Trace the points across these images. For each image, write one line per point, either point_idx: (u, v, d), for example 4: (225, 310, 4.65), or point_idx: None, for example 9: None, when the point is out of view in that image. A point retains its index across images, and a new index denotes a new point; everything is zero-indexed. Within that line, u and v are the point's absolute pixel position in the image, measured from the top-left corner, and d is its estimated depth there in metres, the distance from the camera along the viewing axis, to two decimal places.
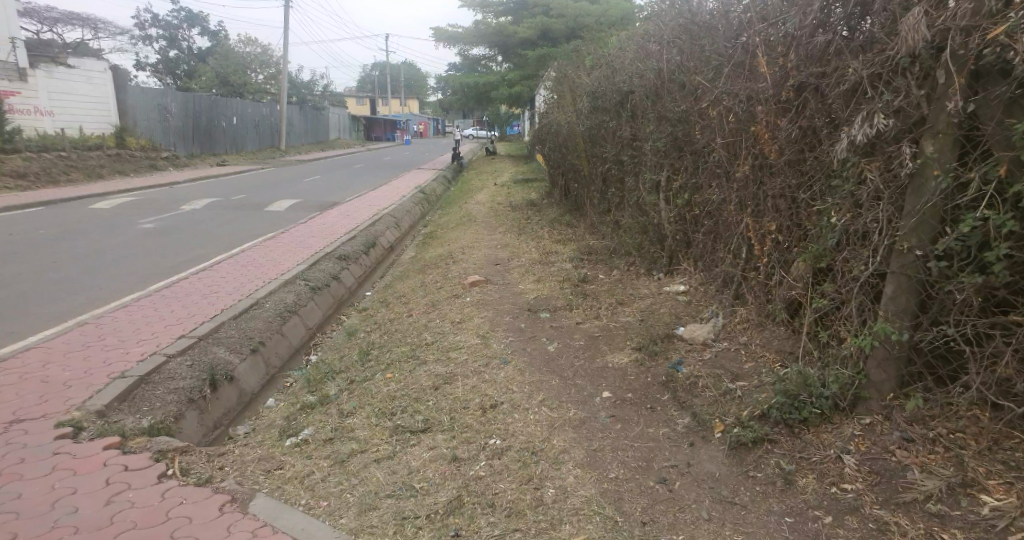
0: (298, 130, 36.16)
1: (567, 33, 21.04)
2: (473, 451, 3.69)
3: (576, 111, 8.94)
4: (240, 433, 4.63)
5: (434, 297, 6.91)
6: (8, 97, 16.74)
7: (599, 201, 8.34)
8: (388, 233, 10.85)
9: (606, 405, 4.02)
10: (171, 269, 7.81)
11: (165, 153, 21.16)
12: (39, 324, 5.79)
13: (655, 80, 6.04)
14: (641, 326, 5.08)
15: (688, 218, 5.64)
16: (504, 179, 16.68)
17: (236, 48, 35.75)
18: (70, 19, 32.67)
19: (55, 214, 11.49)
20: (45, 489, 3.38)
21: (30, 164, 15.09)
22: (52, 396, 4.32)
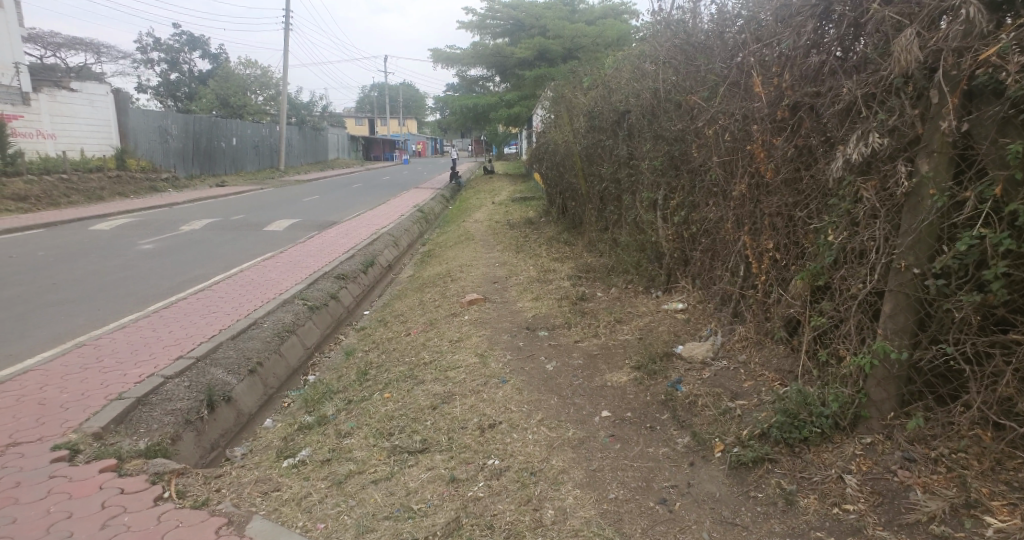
0: (297, 150, 36.35)
1: (564, 54, 21.21)
2: (471, 472, 3.65)
3: (573, 130, 9.00)
4: (237, 454, 4.58)
5: (432, 315, 6.89)
6: (10, 121, 16.71)
7: (597, 220, 8.37)
8: (387, 252, 10.86)
9: (605, 424, 4.00)
10: (169, 290, 7.77)
11: (165, 175, 21.22)
12: (38, 346, 5.76)
13: (652, 99, 6.07)
14: (640, 344, 5.07)
15: (686, 236, 5.65)
16: (503, 197, 16.73)
17: (236, 70, 36.06)
18: (73, 44, 33.08)
19: (56, 236, 11.48)
20: (41, 513, 3.33)
21: (31, 188, 15.11)
22: (50, 419, 4.29)
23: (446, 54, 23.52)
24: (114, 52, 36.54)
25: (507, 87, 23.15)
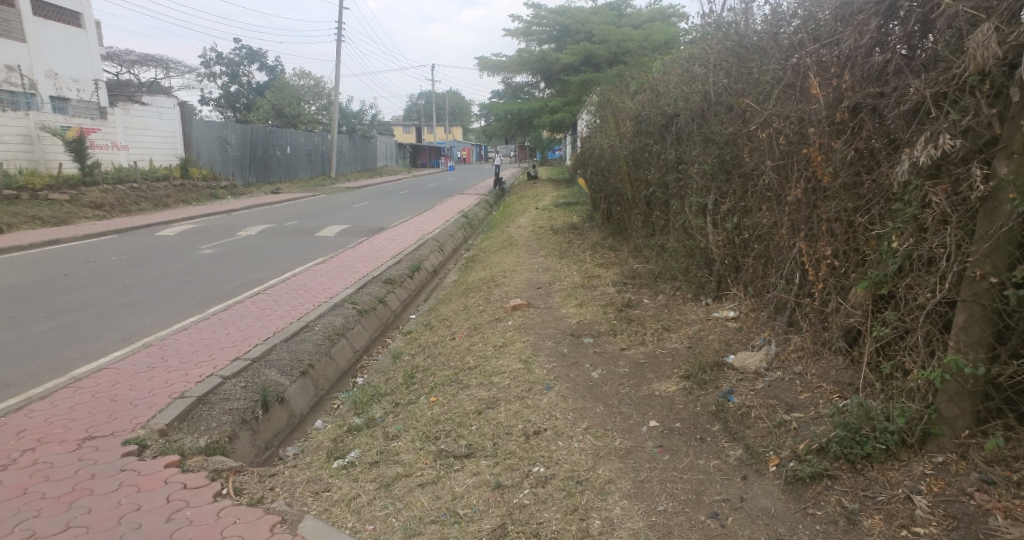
0: (347, 158, 37.10)
1: (610, 59, 21.06)
2: (516, 479, 3.62)
3: (619, 134, 8.90)
4: (290, 454, 4.66)
5: (477, 320, 6.90)
6: (90, 134, 17.61)
7: (643, 225, 8.25)
8: (433, 257, 10.96)
9: (653, 434, 3.91)
10: (228, 293, 7.99)
11: (224, 183, 21.87)
12: (110, 345, 6.00)
13: (702, 102, 5.95)
14: (689, 353, 4.95)
15: (737, 241, 5.50)
16: (548, 202, 16.70)
17: (291, 81, 37.10)
18: (146, 61, 35.07)
19: (126, 241, 11.95)
20: (112, 505, 3.44)
21: (105, 196, 15.83)
22: (120, 415, 4.44)
23: (491, 61, 23.61)
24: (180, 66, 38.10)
25: (552, 92, 23.09)
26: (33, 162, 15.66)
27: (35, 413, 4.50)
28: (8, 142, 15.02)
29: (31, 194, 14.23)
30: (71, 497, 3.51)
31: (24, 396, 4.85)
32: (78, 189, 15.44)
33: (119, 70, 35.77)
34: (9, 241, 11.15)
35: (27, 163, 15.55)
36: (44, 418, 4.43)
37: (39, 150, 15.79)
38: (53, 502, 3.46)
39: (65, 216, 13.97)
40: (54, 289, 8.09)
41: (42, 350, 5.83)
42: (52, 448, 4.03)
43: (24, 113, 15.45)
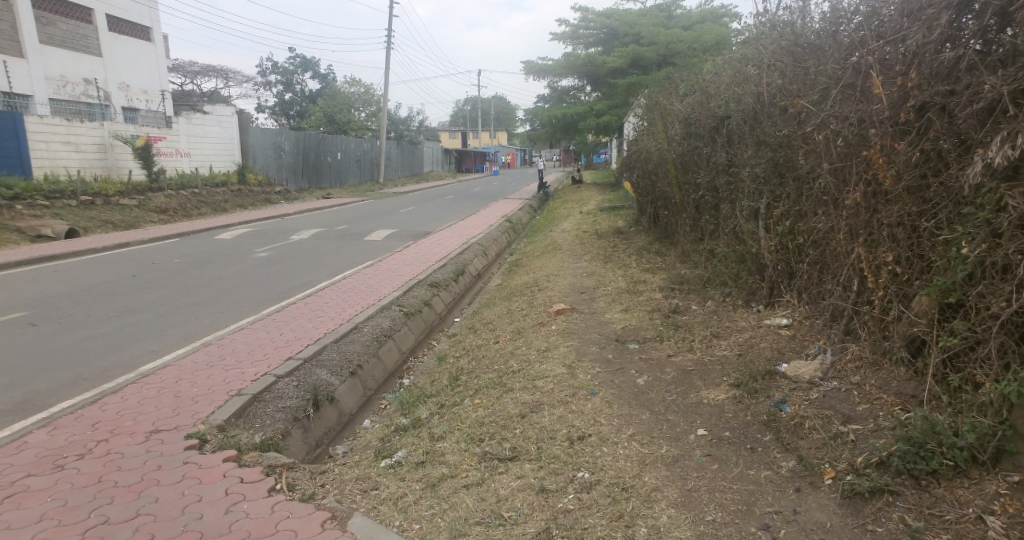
0: (395, 163, 37.68)
1: (658, 61, 20.91)
2: (561, 483, 3.59)
3: (667, 138, 8.78)
4: (339, 452, 4.73)
5: (521, 324, 6.88)
6: (157, 142, 18.40)
7: (691, 230, 8.11)
8: (477, 261, 11.01)
9: (701, 443, 3.83)
10: (282, 295, 8.19)
11: (278, 189, 22.43)
12: (172, 343, 6.21)
13: (754, 103, 5.82)
14: (740, 361, 4.82)
15: (791, 247, 5.34)
16: (593, 206, 16.58)
17: (342, 89, 37.95)
18: (207, 72, 36.68)
19: (186, 245, 12.38)
20: (174, 496, 3.54)
21: (169, 201, 16.48)
22: (182, 409, 4.58)
23: (538, 66, 23.60)
24: (239, 75, 39.42)
25: (598, 96, 22.94)
26: (106, 170, 16.36)
27: (105, 406, 4.68)
28: (84, 151, 15.77)
29: (105, 199, 14.81)
30: (139, 486, 3.64)
31: (96, 390, 5.05)
32: (145, 194, 16.08)
33: (183, 80, 37.40)
34: (82, 243, 11.73)
35: (100, 170, 16.24)
36: (113, 411, 4.62)
37: (112, 158, 16.52)
38: (123, 491, 3.58)
39: (133, 220, 14.58)
40: (123, 288, 8.45)
41: (113, 347, 6.08)
42: (122, 439, 4.18)
43: (99, 124, 16.16)
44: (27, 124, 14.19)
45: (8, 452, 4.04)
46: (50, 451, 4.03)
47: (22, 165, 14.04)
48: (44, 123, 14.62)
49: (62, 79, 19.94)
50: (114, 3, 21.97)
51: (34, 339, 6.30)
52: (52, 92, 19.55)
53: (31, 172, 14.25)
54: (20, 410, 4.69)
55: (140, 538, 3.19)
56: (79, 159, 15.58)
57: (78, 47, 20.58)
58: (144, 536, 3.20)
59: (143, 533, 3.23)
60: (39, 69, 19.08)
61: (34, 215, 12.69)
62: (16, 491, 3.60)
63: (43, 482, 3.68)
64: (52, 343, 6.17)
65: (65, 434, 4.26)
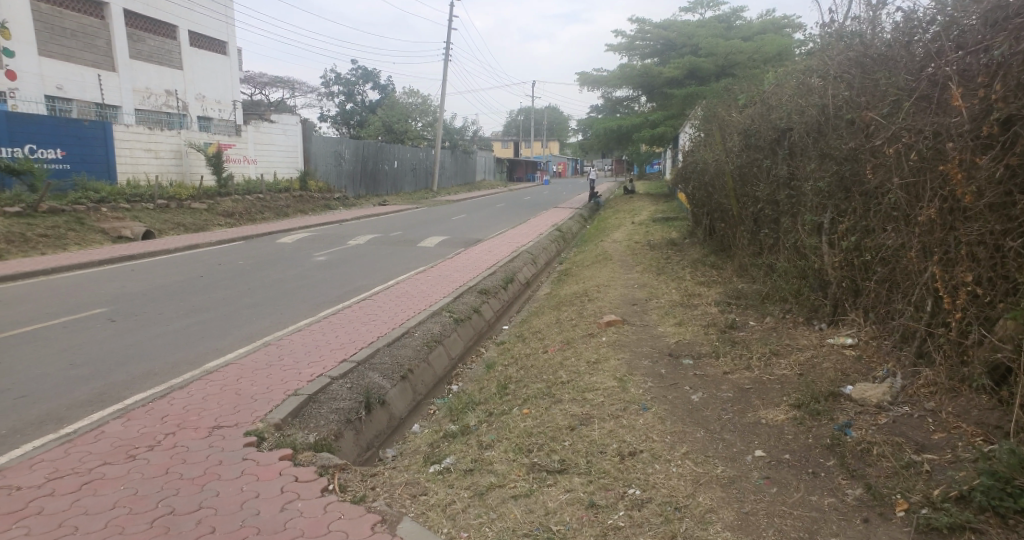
0: (448, 172, 38.15)
1: (716, 71, 20.56)
2: (610, 499, 3.52)
3: (724, 149, 8.60)
4: (389, 456, 4.78)
5: (570, 334, 6.82)
6: (227, 150, 19.17)
7: (749, 244, 7.90)
8: (526, 269, 11.00)
9: (759, 464, 3.70)
10: (338, 298, 8.35)
11: (337, 196, 22.98)
12: (236, 342, 6.41)
13: (818, 115, 5.63)
14: (802, 381, 4.64)
15: (857, 263, 5.12)
16: (645, 217, 16.38)
17: (401, 99, 38.73)
18: (275, 82, 38.09)
19: (248, 248, 12.76)
20: (235, 491, 3.63)
21: (236, 206, 17.04)
22: (243, 407, 4.71)
23: (592, 77, 23.51)
24: (303, 86, 40.66)
25: (653, 106, 22.70)
26: (181, 175, 17.06)
27: (175, 401, 4.86)
28: (163, 157, 16.50)
29: (179, 203, 15.43)
30: (203, 479, 3.75)
31: (166, 385, 5.25)
32: (215, 199, 16.63)
33: (252, 91, 38.95)
34: (156, 245, 12.26)
35: (175, 175, 16.94)
36: (180, 406, 4.78)
37: (186, 164, 17.21)
38: (189, 483, 3.70)
39: (203, 223, 15.14)
40: (194, 288, 8.80)
41: (182, 344, 6.31)
42: (188, 433, 4.32)
43: (177, 132, 16.86)
44: (116, 132, 15.03)
45: (87, 441, 4.23)
46: (124, 442, 4.20)
47: (109, 170, 14.86)
48: (130, 131, 15.43)
49: (148, 90, 21.19)
50: (194, 19, 23.15)
51: (113, 333, 6.61)
52: (138, 102, 20.84)
53: (116, 177, 15.07)
54: (98, 401, 4.92)
55: (202, 531, 3.28)
56: (158, 165, 16.32)
57: (163, 61, 21.84)
58: (206, 529, 3.29)
59: (205, 526, 3.32)
60: (127, 81, 20.40)
61: (116, 217, 13.35)
62: (94, 478, 3.75)
63: (117, 471, 3.83)
64: (129, 338, 6.46)
65: (138, 426, 4.43)
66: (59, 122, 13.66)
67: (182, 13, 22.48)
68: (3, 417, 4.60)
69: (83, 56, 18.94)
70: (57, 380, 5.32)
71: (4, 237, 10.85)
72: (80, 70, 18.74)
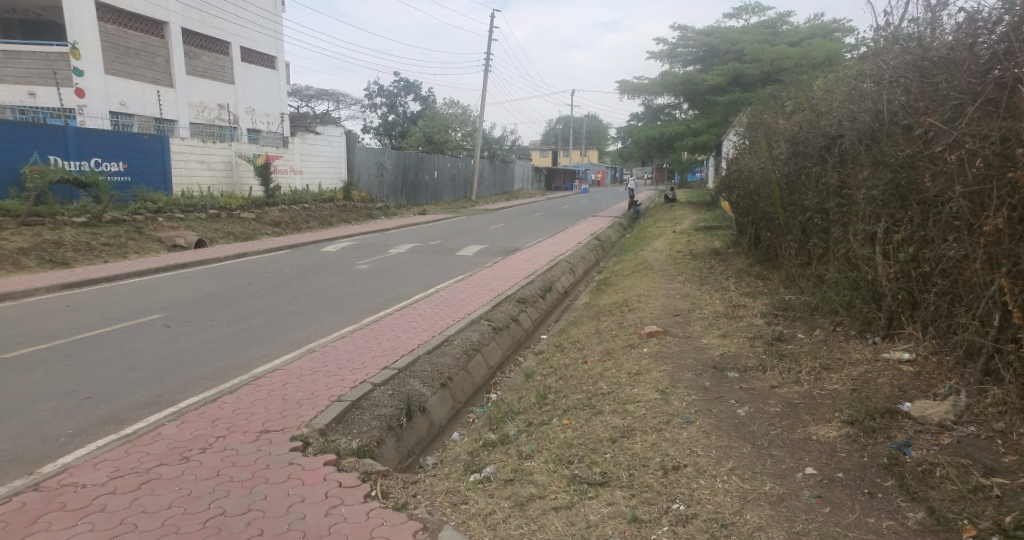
0: (488, 182, 38.35)
1: (761, 78, 20.17)
2: (654, 514, 3.44)
3: (771, 157, 8.40)
4: (429, 463, 4.77)
5: (610, 345, 6.72)
6: (274, 161, 19.63)
7: (796, 254, 7.68)
8: (564, 278, 10.93)
9: (810, 482, 3.57)
10: (380, 306, 8.42)
11: (379, 206, 23.30)
12: (282, 348, 6.51)
13: (872, 121, 5.45)
14: (855, 396, 4.47)
15: (914, 275, 4.92)
16: (687, 226, 16.14)
17: (441, 109, 39.13)
18: (320, 95, 38.97)
19: (293, 256, 13.01)
20: (282, 494, 3.66)
21: (283, 215, 17.43)
22: (289, 412, 4.76)
23: (632, 85, 23.34)
24: (347, 98, 41.49)
25: (695, 113, 22.41)
26: (231, 186, 17.52)
27: (225, 405, 4.94)
28: (215, 169, 16.97)
29: (229, 213, 15.85)
30: (251, 482, 3.79)
31: (217, 389, 5.35)
32: (262, 208, 17.02)
33: (299, 104, 39.92)
34: (207, 253, 12.60)
35: (226, 187, 17.38)
36: (230, 409, 4.86)
37: (237, 175, 17.66)
38: (238, 486, 3.75)
39: (252, 232, 15.52)
40: (242, 296, 8.99)
41: (231, 350, 6.44)
42: (238, 437, 4.39)
43: (228, 144, 17.31)
44: (172, 145, 15.55)
45: (145, 441, 4.33)
46: (178, 444, 4.28)
47: (166, 183, 15.35)
48: (185, 144, 15.94)
49: (202, 104, 21.91)
50: (246, 36, 23.88)
51: (167, 338, 6.79)
52: (193, 116, 21.57)
53: (172, 189, 15.56)
54: (155, 403, 5.05)
55: (251, 533, 3.31)
56: (210, 177, 16.79)
57: (217, 77, 22.57)
58: (254, 531, 3.32)
59: (253, 528, 3.35)
60: (184, 96, 21.12)
61: (172, 226, 13.78)
62: (151, 478, 3.83)
63: (173, 471, 3.91)
64: (182, 344, 6.62)
65: (191, 428, 4.52)
66: (121, 136, 14.16)
67: (234, 29, 23.20)
68: (68, 418, 4.76)
69: (145, 74, 19.73)
70: (116, 382, 5.47)
71: (70, 245, 11.32)
72: (142, 87, 19.56)
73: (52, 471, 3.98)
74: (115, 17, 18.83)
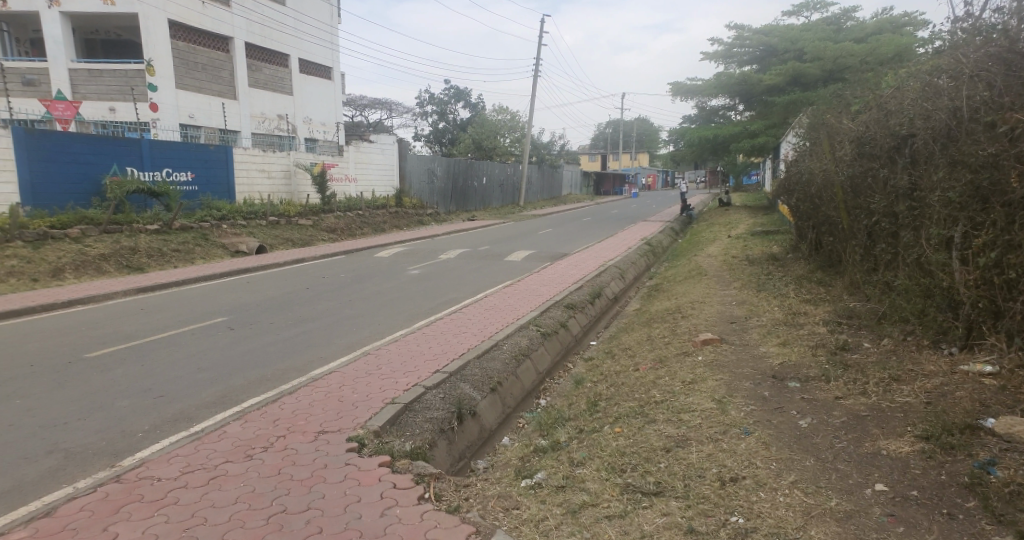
0: (536, 187, 38.35)
1: (823, 77, 19.48)
2: (712, 526, 3.31)
3: (833, 158, 8.08)
4: (480, 467, 4.74)
5: (663, 352, 6.57)
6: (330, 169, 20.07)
7: (861, 260, 7.35)
8: (614, 284, 10.79)
9: (882, 499, 3.38)
10: (431, 310, 8.47)
11: (430, 212, 23.55)
12: (338, 351, 6.60)
13: (949, 119, 5.16)
14: (930, 410, 4.22)
15: (997, 282, 4.62)
16: (743, 230, 15.72)
17: (491, 115, 39.34)
18: (373, 104, 39.77)
19: (348, 262, 13.22)
20: (339, 494, 3.68)
21: (338, 222, 17.79)
22: (345, 413, 4.81)
23: (686, 87, 22.92)
24: (399, 106, 42.18)
25: (751, 115, 21.84)
26: (290, 194, 17.97)
27: (285, 405, 5.03)
28: (274, 177, 17.44)
29: (287, 220, 16.27)
30: (310, 481, 3.82)
31: (277, 390, 5.46)
32: (319, 215, 17.41)
33: (353, 113, 40.85)
34: (267, 259, 12.94)
35: (285, 195, 17.84)
36: (289, 410, 4.93)
37: (294, 184, 18.08)
38: (297, 484, 3.79)
39: (309, 238, 15.88)
40: (301, 300, 9.17)
41: (290, 352, 6.56)
42: (297, 436, 4.44)
43: (286, 153, 17.75)
44: (235, 156, 16.06)
45: (213, 438, 4.43)
46: (242, 442, 4.37)
47: (229, 192, 15.86)
48: (247, 154, 16.44)
49: (263, 116, 22.65)
50: (304, 48, 24.56)
51: (231, 341, 6.97)
52: (254, 127, 22.29)
53: (235, 198, 16.07)
54: (221, 403, 5.18)
55: (310, 531, 3.33)
56: (270, 185, 17.27)
57: (277, 88, 23.25)
58: (313, 529, 3.35)
59: (312, 526, 3.38)
60: (247, 108, 21.85)
61: (234, 233, 14.22)
62: (218, 474, 3.91)
63: (237, 468, 3.98)
64: (246, 346, 6.79)
65: (254, 427, 4.61)
66: (190, 147, 14.73)
67: (293, 42, 23.89)
68: (143, 415, 4.91)
69: (211, 87, 20.50)
70: (186, 382, 5.63)
71: (144, 251, 11.79)
72: (208, 100, 20.33)
73: (129, 465, 4.11)
74: (185, 34, 19.62)
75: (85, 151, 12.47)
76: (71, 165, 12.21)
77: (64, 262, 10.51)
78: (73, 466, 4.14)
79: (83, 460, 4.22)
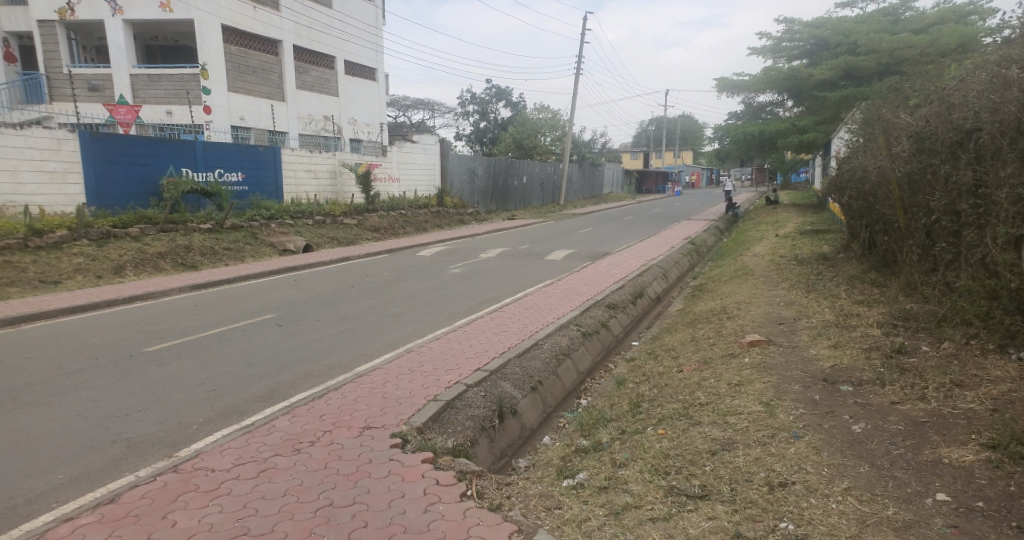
0: (576, 186, 38.10)
1: (878, 70, 18.84)
2: (761, 532, 3.22)
3: (889, 154, 7.80)
4: (521, 466, 4.72)
5: (708, 353, 6.43)
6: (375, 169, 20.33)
7: (919, 260, 7.06)
8: (657, 284, 10.64)
9: (943, 510, 3.23)
10: (472, 309, 8.49)
11: (471, 211, 23.66)
12: (381, 348, 6.67)
13: (1018, 112, 4.91)
14: (995, 418, 4.02)
15: None
16: (791, 229, 15.33)
17: (533, 114, 39.29)
18: (416, 104, 40.16)
19: (392, 260, 13.35)
20: (382, 489, 3.71)
21: (381, 221, 18.02)
22: (389, 409, 4.85)
23: (732, 82, 22.46)
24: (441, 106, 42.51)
25: (800, 111, 21.27)
26: (335, 194, 18.28)
27: (331, 401, 5.10)
28: (320, 177, 17.78)
29: (333, 219, 16.55)
30: (355, 476, 3.86)
31: (323, 386, 5.54)
32: (363, 214, 17.66)
33: (396, 113, 41.34)
34: (314, 257, 13.18)
35: (331, 195, 18.16)
36: (335, 406, 5.00)
37: (340, 184, 18.39)
38: (343, 478, 3.83)
39: (353, 237, 16.13)
40: (345, 298, 9.30)
41: (335, 348, 6.66)
42: (342, 432, 4.50)
43: (332, 153, 18.06)
44: (284, 156, 16.43)
45: (263, 432, 4.52)
46: (291, 436, 4.45)
47: (277, 192, 16.22)
48: (294, 154, 16.80)
49: (310, 117, 23.12)
50: (350, 49, 24.95)
51: (279, 337, 7.11)
52: (301, 127, 22.77)
53: (283, 197, 16.44)
54: (270, 397, 5.29)
55: (355, 525, 3.37)
56: (316, 185, 17.61)
57: (323, 90, 23.68)
58: (358, 523, 3.38)
59: (357, 521, 3.41)
60: (294, 110, 22.34)
61: (282, 232, 14.54)
62: (268, 467, 3.99)
63: (286, 462, 4.06)
64: (294, 342, 6.92)
65: (301, 422, 4.68)
66: (240, 149, 15.12)
67: (340, 44, 24.30)
68: (197, 408, 5.05)
69: (260, 89, 21.01)
70: (237, 377, 5.77)
71: (198, 250, 12.15)
72: (258, 102, 20.85)
73: (185, 455, 4.23)
74: (237, 38, 20.17)
75: (143, 152, 12.90)
76: (131, 167, 12.66)
77: (125, 260, 10.90)
78: (133, 455, 4.28)
79: (143, 449, 4.37)
